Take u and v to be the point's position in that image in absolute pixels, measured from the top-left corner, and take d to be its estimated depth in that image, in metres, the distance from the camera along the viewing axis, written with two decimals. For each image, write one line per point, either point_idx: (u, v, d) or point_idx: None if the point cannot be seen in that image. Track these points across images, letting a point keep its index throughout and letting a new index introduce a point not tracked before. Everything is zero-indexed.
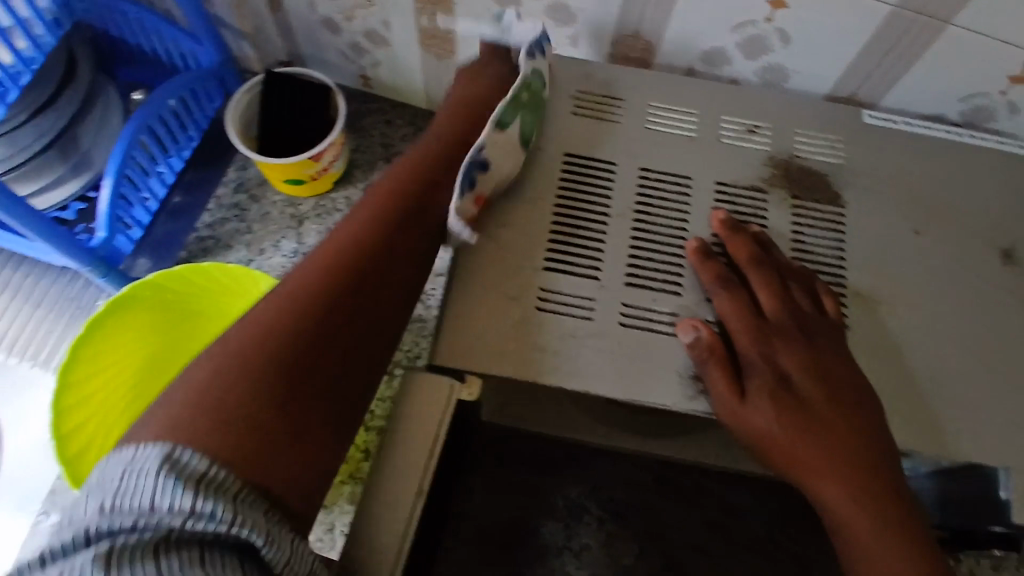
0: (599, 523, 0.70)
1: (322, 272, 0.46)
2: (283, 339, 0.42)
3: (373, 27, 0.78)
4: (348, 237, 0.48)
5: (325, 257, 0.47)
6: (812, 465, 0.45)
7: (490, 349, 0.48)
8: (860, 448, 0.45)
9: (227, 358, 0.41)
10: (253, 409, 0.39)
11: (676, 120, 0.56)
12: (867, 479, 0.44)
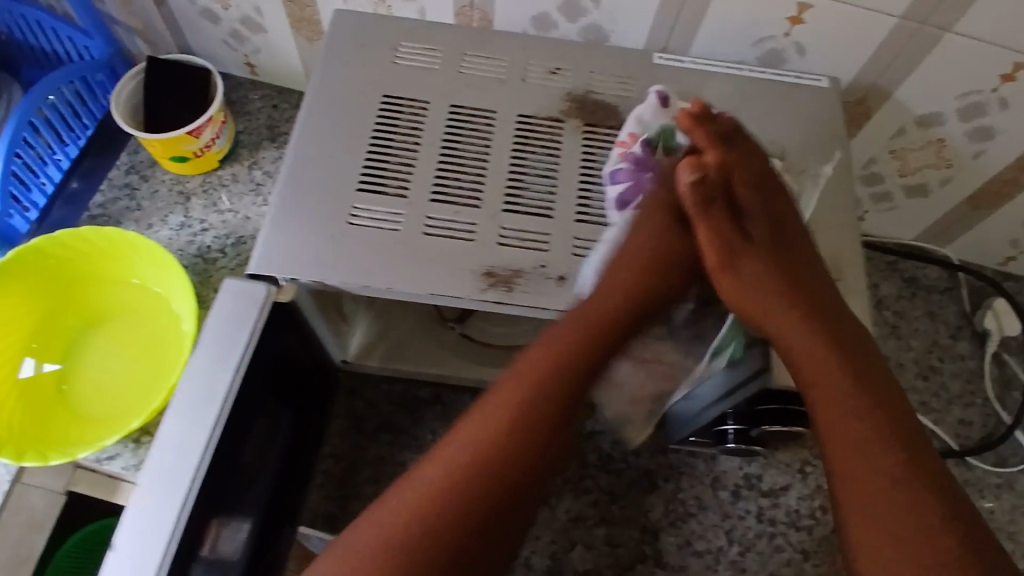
0: None
1: (516, 420, 0.51)
2: (496, 480, 0.50)
3: (246, 14, 0.84)
4: (539, 378, 0.53)
5: (528, 396, 0.52)
6: (840, 448, 0.50)
7: (306, 258, 0.55)
8: (910, 444, 0.50)
9: (422, 520, 0.49)
10: (496, 494, 0.50)
11: (486, 65, 0.64)
12: (898, 466, 0.49)
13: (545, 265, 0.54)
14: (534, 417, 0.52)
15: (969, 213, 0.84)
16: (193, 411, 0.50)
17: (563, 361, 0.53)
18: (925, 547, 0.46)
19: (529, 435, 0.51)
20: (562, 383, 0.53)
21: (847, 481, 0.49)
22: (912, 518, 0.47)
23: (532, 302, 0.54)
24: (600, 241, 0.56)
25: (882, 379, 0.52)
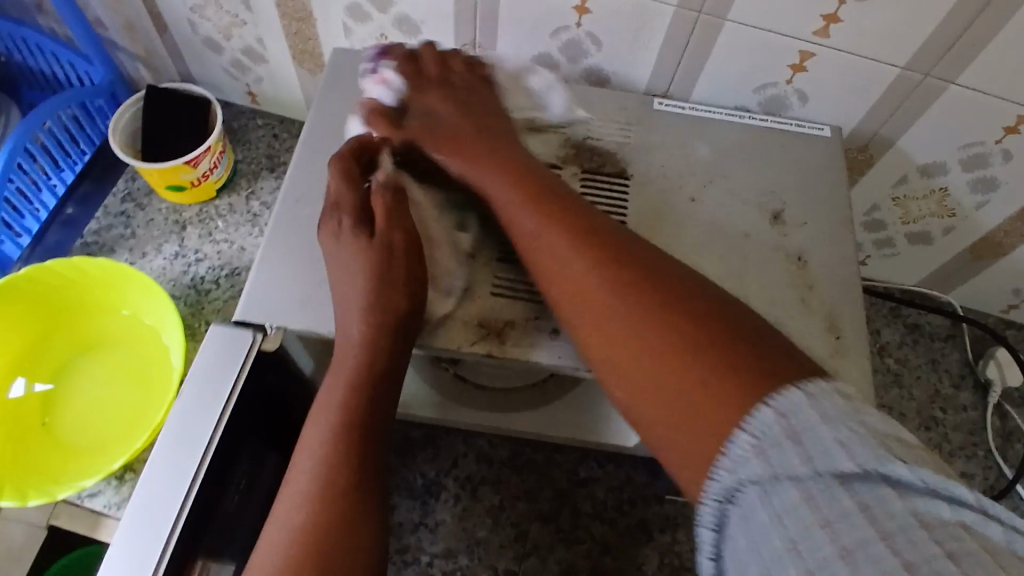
0: (455, 500, 0.74)
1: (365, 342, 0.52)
2: (371, 439, 0.50)
3: (248, 44, 0.84)
4: (360, 307, 0.53)
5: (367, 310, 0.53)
6: (574, 306, 0.48)
7: (299, 307, 0.55)
8: (673, 281, 0.45)
9: (318, 493, 0.47)
10: (370, 468, 0.49)
11: None
12: (639, 319, 0.44)
13: (538, 317, 0.53)
14: (379, 342, 0.53)
15: (971, 261, 0.83)
16: (175, 463, 0.49)
17: (386, 291, 0.53)
18: (727, 402, 0.38)
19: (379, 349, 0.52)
20: (398, 300, 0.53)
21: (622, 364, 0.44)
22: (697, 376, 0.40)
23: (521, 355, 0.52)
24: None
25: (588, 224, 0.50)
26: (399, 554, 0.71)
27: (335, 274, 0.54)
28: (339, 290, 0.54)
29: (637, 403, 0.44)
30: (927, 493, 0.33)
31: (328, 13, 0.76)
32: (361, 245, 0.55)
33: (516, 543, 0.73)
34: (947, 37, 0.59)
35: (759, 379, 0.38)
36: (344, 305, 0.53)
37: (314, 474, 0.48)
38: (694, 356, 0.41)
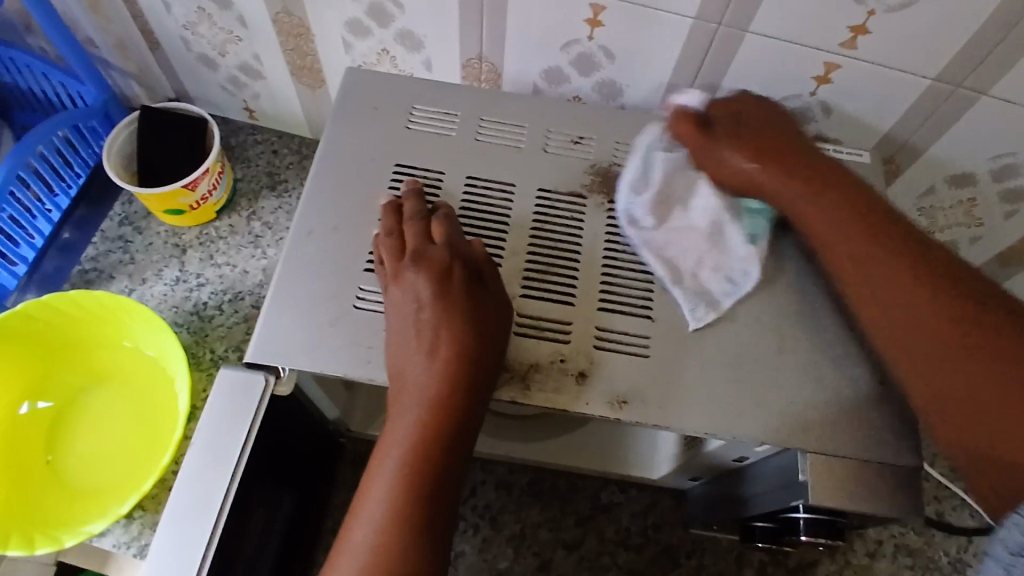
0: (475, 530, 0.71)
1: (437, 391, 0.47)
2: (441, 497, 0.45)
3: (245, 61, 0.81)
4: (437, 353, 0.48)
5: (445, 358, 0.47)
6: (908, 328, 0.47)
7: (310, 347, 0.50)
8: (955, 276, 0.47)
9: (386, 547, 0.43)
10: (450, 483, 0.46)
11: (504, 133, 0.59)
12: (952, 328, 0.45)
13: (565, 359, 0.50)
14: (453, 394, 0.47)
15: (998, 269, 0.80)
16: (187, 526, 0.46)
17: (465, 340, 0.48)
18: (983, 356, 0.44)
19: (456, 399, 0.47)
20: (479, 346, 0.48)
21: (901, 342, 0.47)
22: (987, 354, 0.44)
23: (550, 401, 0.49)
24: (630, 330, 0.52)
25: (856, 198, 0.51)
26: None
27: (404, 315, 0.49)
28: (410, 334, 0.48)
29: (939, 400, 0.45)
30: None
31: (327, 29, 0.73)
32: (437, 291, 0.49)
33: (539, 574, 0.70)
34: (982, 44, 0.56)
35: (1005, 324, 0.44)
36: (417, 350, 0.47)
37: (378, 526, 0.43)
38: (976, 342, 0.44)
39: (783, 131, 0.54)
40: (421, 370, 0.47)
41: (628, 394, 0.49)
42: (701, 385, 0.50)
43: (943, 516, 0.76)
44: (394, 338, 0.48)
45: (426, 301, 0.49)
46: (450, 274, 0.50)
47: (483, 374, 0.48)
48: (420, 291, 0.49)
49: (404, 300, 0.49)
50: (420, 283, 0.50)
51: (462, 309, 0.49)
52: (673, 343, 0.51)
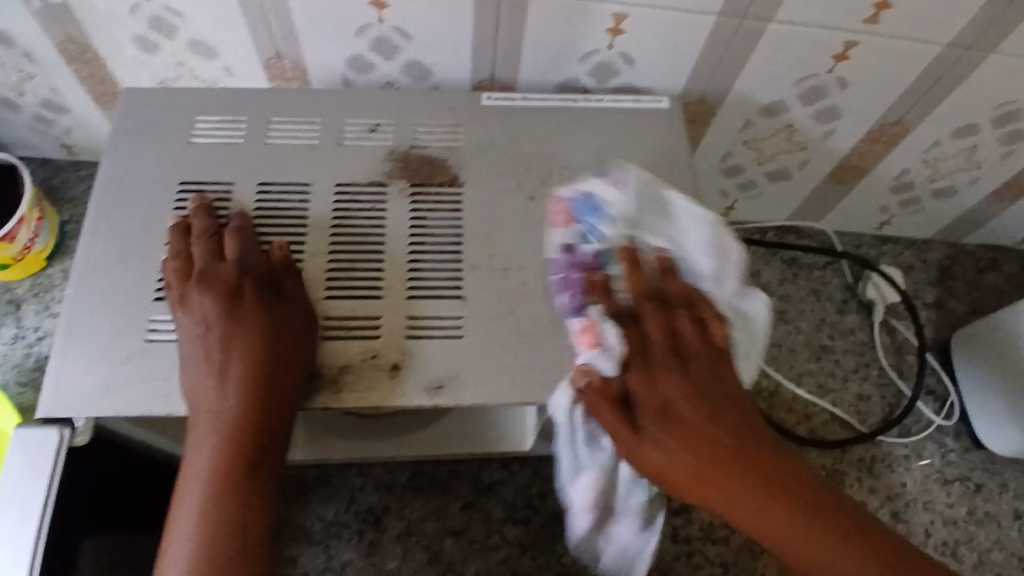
0: (359, 535, 0.71)
1: (233, 419, 0.46)
2: (251, 522, 0.45)
3: (43, 96, 0.76)
4: (229, 379, 0.46)
5: (238, 382, 0.46)
6: (702, 472, 0.43)
7: (102, 389, 0.48)
8: (747, 432, 0.44)
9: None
10: (258, 499, 0.46)
11: (296, 130, 0.56)
12: (756, 491, 0.42)
13: (375, 355, 0.49)
14: (250, 418, 0.46)
15: (834, 188, 0.83)
16: None
17: (258, 361, 0.47)
18: (841, 554, 0.41)
19: (255, 423, 0.46)
20: (272, 366, 0.47)
21: (745, 513, 0.42)
22: (856, 542, 0.41)
23: (363, 401, 0.48)
24: (441, 313, 0.50)
25: (671, 339, 0.46)
26: None
27: (192, 344, 0.47)
28: (201, 363, 0.47)
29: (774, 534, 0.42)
30: None
31: (115, 51, 0.69)
32: (228, 310, 0.48)
33: (430, 566, 0.71)
34: None
35: (878, 551, 0.40)
36: (209, 380, 0.46)
37: (189, 568, 0.43)
38: (806, 515, 0.41)
39: (651, 273, 0.48)
40: (214, 400, 0.46)
41: (443, 380, 0.48)
42: (517, 356, 0.49)
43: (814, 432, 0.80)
44: (186, 369, 0.47)
45: (213, 326, 0.47)
46: (239, 291, 0.49)
47: (281, 391, 0.47)
48: (207, 315, 0.48)
49: (192, 326, 0.48)
50: (207, 306, 0.48)
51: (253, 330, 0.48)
52: (486, 320, 0.50)
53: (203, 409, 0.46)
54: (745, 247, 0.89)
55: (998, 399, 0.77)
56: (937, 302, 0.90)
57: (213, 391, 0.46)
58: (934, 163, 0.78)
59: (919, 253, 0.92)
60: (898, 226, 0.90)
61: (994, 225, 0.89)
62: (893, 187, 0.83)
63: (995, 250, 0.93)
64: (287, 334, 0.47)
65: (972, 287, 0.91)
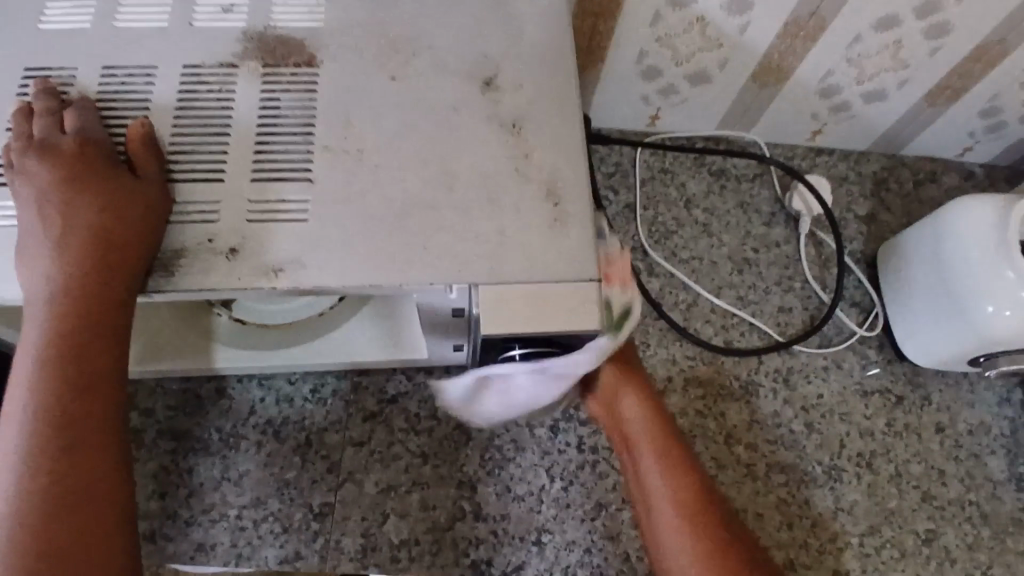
0: (257, 446, 0.71)
1: (76, 299, 0.45)
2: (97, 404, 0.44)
3: None
4: (70, 257, 0.45)
5: (81, 262, 0.45)
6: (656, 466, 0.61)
7: None
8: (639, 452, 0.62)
9: (36, 471, 0.42)
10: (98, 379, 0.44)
11: (146, 13, 0.54)
12: (688, 520, 0.58)
13: (212, 238, 0.47)
14: (95, 298, 0.45)
15: (757, 93, 0.80)
16: None
17: (102, 238, 0.45)
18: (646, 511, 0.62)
19: (101, 304, 0.45)
20: (119, 243, 0.45)
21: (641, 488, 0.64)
22: None
23: (198, 283, 0.46)
24: (287, 195, 0.48)
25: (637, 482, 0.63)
26: (204, 514, 0.68)
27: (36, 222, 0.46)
28: (44, 242, 0.45)
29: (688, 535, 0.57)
30: None
31: None
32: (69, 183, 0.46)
33: (329, 476, 0.70)
34: None
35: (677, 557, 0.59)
36: (49, 258, 0.45)
37: (26, 453, 0.42)
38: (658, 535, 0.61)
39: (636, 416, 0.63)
40: (55, 279, 0.45)
41: (286, 262, 0.47)
42: (363, 238, 0.48)
43: (731, 343, 0.78)
44: (29, 249, 0.46)
45: (57, 203, 0.46)
46: (85, 167, 0.47)
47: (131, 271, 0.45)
48: (50, 194, 0.46)
49: (33, 205, 0.46)
50: (49, 183, 0.46)
51: (98, 208, 0.46)
52: (330, 201, 0.48)
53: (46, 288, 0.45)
54: (670, 156, 0.86)
55: (924, 310, 0.75)
56: (870, 215, 0.87)
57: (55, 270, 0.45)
58: (859, 62, 0.75)
59: (853, 166, 0.89)
60: (831, 137, 0.87)
61: (931, 133, 0.86)
62: (819, 90, 0.79)
63: (934, 163, 0.90)
64: (135, 209, 0.46)
65: (907, 200, 0.88)
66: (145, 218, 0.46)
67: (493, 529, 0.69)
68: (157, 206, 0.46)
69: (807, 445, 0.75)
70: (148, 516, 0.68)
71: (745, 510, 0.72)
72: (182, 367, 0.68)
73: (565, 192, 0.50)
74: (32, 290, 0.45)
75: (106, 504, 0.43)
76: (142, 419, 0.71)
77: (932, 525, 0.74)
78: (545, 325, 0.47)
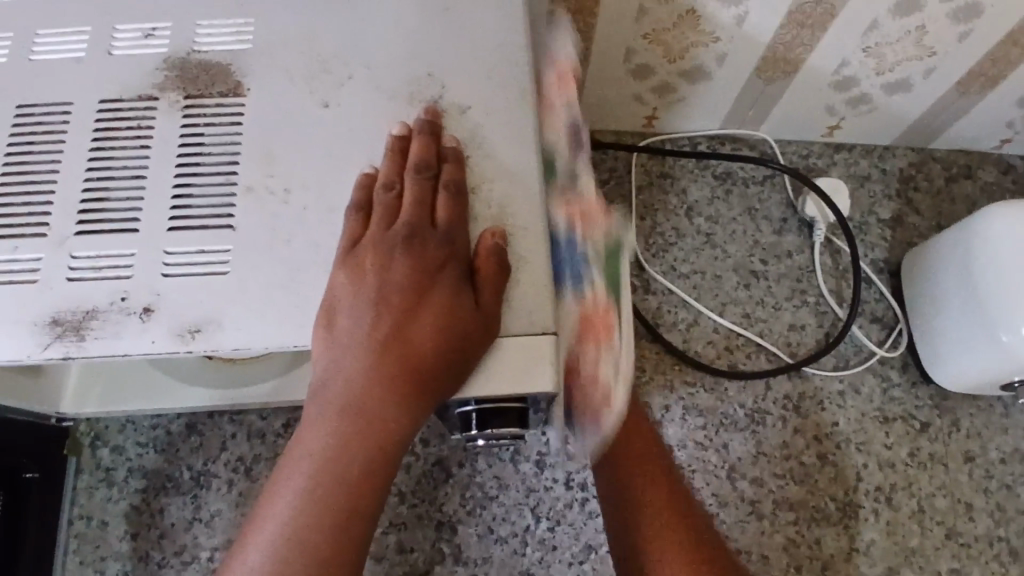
0: (228, 486, 0.67)
1: (369, 396, 0.40)
2: None
3: None
4: (325, 499, 0.39)
5: (340, 508, 0.39)
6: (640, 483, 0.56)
7: None
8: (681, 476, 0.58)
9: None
10: None
11: (66, 44, 0.50)
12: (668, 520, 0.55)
13: (124, 296, 0.43)
14: (390, 405, 0.40)
15: (764, 87, 0.72)
16: None
17: (384, 342, 0.40)
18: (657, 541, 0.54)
19: (377, 483, 0.39)
20: (367, 470, 0.39)
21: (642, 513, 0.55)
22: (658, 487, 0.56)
23: (109, 348, 0.42)
24: (203, 246, 0.44)
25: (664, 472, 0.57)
26: (176, 556, 0.65)
27: (306, 456, 0.39)
28: (315, 412, 0.40)
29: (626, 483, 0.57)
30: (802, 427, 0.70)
31: None
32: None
33: None
34: None
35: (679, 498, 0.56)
36: (319, 463, 0.39)
37: None
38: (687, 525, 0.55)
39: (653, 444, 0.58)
40: (331, 472, 0.39)
41: (200, 321, 0.42)
42: (288, 295, 0.43)
43: (736, 366, 0.72)
44: (265, 514, 0.39)
45: (317, 432, 0.40)
46: (387, 345, 0.40)
47: (392, 337, 0.40)
48: (309, 441, 0.40)
49: (314, 438, 0.40)
50: (339, 292, 0.42)
51: (343, 258, 0.43)
52: (252, 253, 0.44)
53: (284, 565, 0.38)
54: (669, 160, 0.79)
55: (956, 327, 0.67)
56: (894, 217, 0.79)
57: (287, 521, 0.39)
58: (877, 51, 0.67)
59: (877, 162, 0.81)
60: (850, 131, 0.79)
61: (963, 125, 0.78)
62: (835, 82, 0.71)
63: (967, 156, 0.82)
64: (415, 297, 0.41)
65: (937, 199, 0.80)
66: (439, 329, 0.40)
67: (473, 572, 0.65)
68: (475, 347, 0.41)
69: (819, 479, 0.68)
70: (121, 557, 0.66)
71: (750, 552, 0.66)
72: (145, 406, 0.65)
73: (518, 237, 0.44)
74: (263, 548, 0.38)
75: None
76: (113, 456, 0.68)
77: (957, 565, 0.67)
78: (488, 390, 0.42)
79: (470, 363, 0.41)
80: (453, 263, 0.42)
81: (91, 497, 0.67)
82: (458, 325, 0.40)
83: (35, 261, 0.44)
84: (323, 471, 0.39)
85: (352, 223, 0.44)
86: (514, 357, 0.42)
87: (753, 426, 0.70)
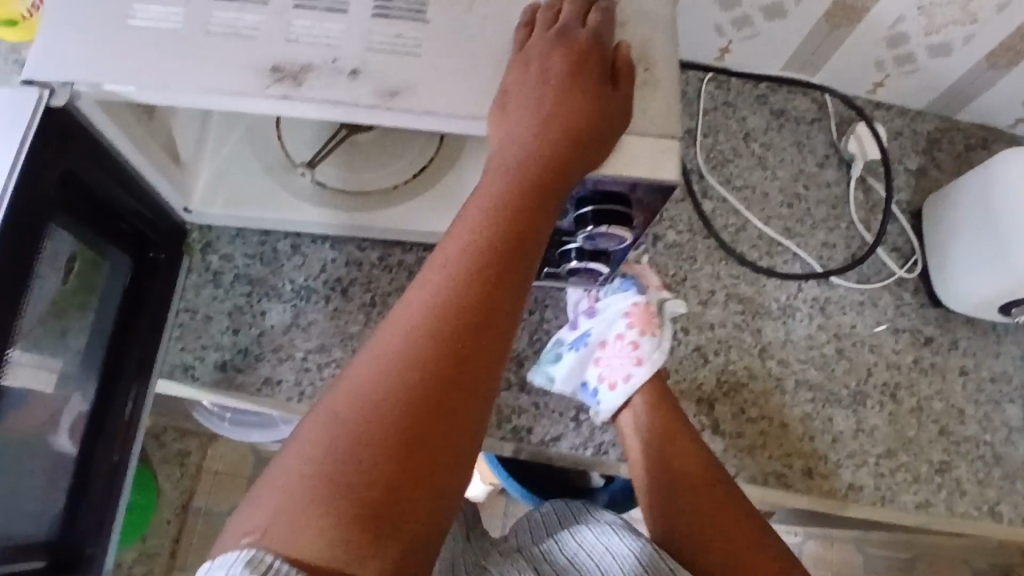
0: (326, 300, 0.74)
1: (533, 162, 0.50)
2: None
3: None
4: (489, 239, 0.49)
5: (498, 247, 0.49)
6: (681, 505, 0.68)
7: (85, 57, 0.50)
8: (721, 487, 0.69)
9: (422, 334, 0.47)
10: None
11: None
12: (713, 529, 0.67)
13: (337, 58, 0.50)
14: (543, 172, 0.50)
15: (830, 33, 0.83)
16: None
17: (547, 116, 0.51)
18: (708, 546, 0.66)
19: (525, 231, 0.50)
20: (520, 224, 0.50)
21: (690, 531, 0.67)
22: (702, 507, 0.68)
23: (323, 95, 0.50)
24: (402, 30, 0.52)
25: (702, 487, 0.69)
26: (274, 352, 0.72)
27: (479, 206, 0.51)
28: (493, 175, 0.51)
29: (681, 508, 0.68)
30: (825, 326, 0.81)
31: None
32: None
33: None
34: None
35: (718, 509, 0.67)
36: (488, 212, 0.50)
37: None
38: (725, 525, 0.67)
39: (687, 469, 0.69)
40: (496, 224, 0.50)
41: (399, 86, 0.50)
42: (473, 75, 0.51)
43: (774, 268, 0.82)
44: (445, 250, 0.50)
45: (490, 188, 0.51)
46: (550, 121, 0.51)
47: (553, 116, 0.51)
48: (485, 196, 0.51)
49: (490, 188, 0.51)
50: (512, 78, 0.51)
51: (516, 46, 0.52)
52: (442, 40, 0.52)
53: (455, 282, 0.48)
54: (734, 90, 0.89)
55: (967, 253, 0.79)
56: (919, 169, 0.90)
57: (462, 252, 0.49)
58: (930, 12, 0.78)
59: (909, 123, 0.92)
60: (891, 91, 0.90)
61: (986, 100, 0.89)
62: (888, 38, 0.83)
63: (984, 130, 0.93)
64: (570, 86, 0.52)
65: (957, 161, 0.92)
66: (594, 105, 0.51)
67: (535, 401, 0.73)
68: (618, 123, 0.51)
69: (836, 369, 0.79)
70: (221, 347, 0.72)
71: (772, 419, 0.76)
72: (264, 218, 0.72)
73: (657, 64, 0.54)
74: (442, 270, 0.49)
75: (467, 398, 0.46)
76: (222, 262, 0.75)
77: (947, 458, 0.78)
78: (620, 172, 0.52)
79: (615, 133, 0.51)
80: (600, 63, 0.52)
81: (198, 296, 0.74)
82: (607, 104, 0.51)
83: (257, 20, 0.51)
84: (490, 217, 0.50)
85: (521, 23, 0.53)
86: (643, 149, 0.52)
87: (784, 317, 0.80)
